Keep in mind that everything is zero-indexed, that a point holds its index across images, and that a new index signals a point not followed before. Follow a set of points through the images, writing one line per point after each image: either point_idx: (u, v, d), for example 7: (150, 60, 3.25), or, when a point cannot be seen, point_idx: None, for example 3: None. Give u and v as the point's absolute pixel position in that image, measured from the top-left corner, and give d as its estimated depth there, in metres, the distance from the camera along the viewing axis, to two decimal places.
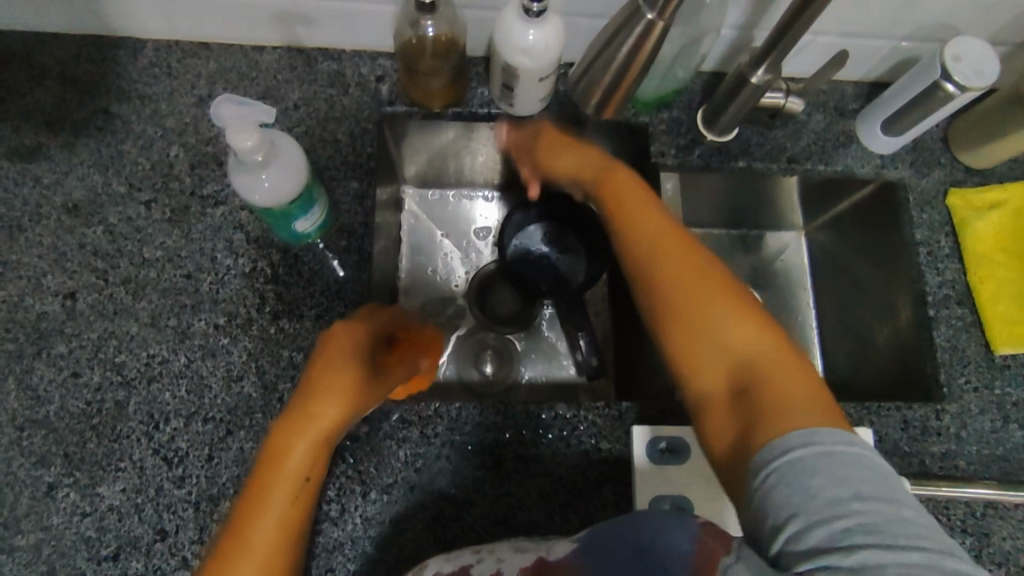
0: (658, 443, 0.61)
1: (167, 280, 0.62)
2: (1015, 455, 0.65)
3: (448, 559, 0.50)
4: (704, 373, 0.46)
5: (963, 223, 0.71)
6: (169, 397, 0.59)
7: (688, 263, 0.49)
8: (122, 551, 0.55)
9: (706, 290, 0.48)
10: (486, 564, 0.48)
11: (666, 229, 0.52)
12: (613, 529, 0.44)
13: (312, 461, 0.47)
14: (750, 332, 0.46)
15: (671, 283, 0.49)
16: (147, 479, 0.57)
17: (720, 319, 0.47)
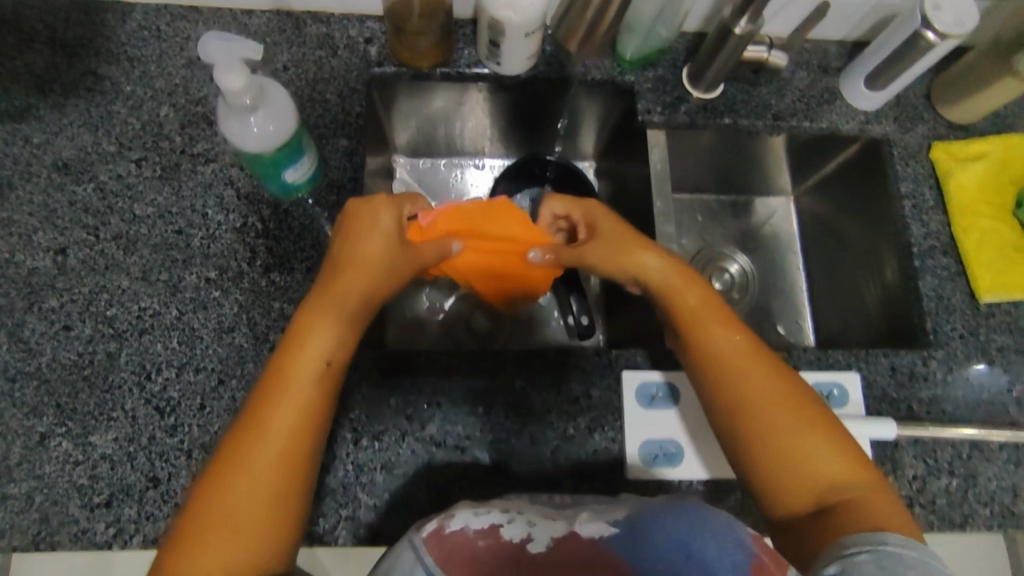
0: (650, 389, 0.62)
1: (158, 236, 0.63)
2: (999, 399, 0.67)
3: (474, 515, 0.41)
4: (785, 483, 0.51)
5: (947, 176, 0.72)
6: (161, 348, 0.60)
7: (756, 367, 0.54)
8: (115, 498, 0.56)
9: (796, 428, 0.52)
10: (518, 527, 0.40)
11: (726, 330, 0.56)
12: (650, 521, 0.39)
13: (327, 351, 0.48)
14: (839, 464, 0.51)
15: (763, 434, 0.52)
16: (139, 428, 0.58)
17: (812, 446, 0.51)
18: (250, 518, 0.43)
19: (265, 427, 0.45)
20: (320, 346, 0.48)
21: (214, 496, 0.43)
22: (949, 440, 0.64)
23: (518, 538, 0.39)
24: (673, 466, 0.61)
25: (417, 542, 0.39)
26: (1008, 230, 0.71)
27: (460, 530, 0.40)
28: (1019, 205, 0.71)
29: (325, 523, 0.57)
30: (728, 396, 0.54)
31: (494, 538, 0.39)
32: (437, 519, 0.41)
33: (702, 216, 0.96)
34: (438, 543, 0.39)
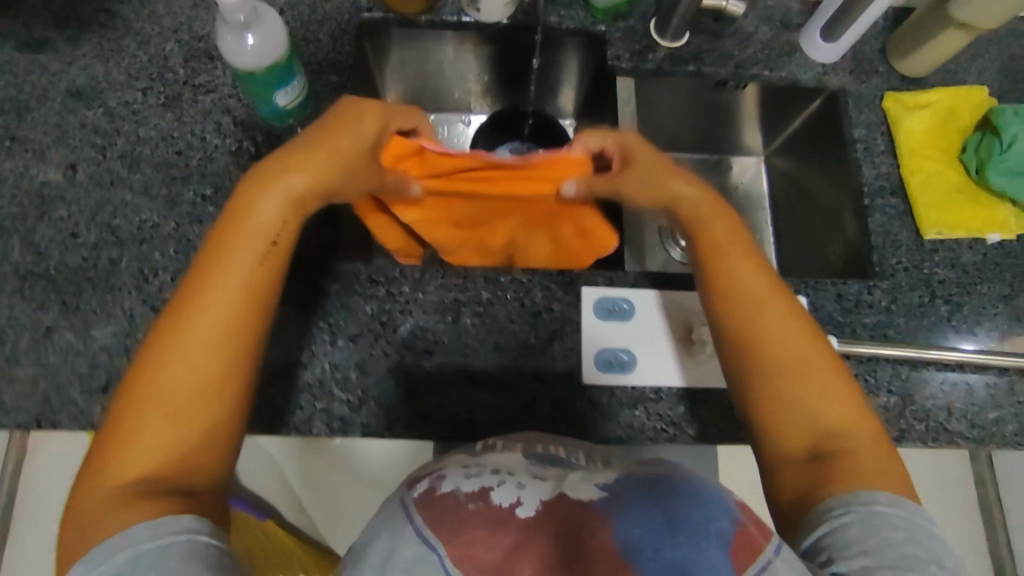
0: (604, 302, 0.67)
1: (160, 156, 0.68)
2: (938, 326, 0.72)
3: (465, 477, 0.40)
4: (783, 422, 0.51)
5: (896, 122, 0.77)
6: (159, 256, 0.65)
7: (778, 311, 0.54)
8: (112, 385, 0.61)
9: (812, 367, 0.52)
10: (506, 490, 0.39)
11: (757, 271, 0.56)
12: (645, 495, 0.37)
13: (244, 266, 0.49)
14: (842, 416, 0.51)
15: (775, 365, 0.52)
16: (136, 324, 0.63)
17: (820, 393, 0.51)
18: (167, 432, 0.44)
19: (192, 338, 0.46)
20: (242, 258, 0.49)
21: (147, 401, 0.45)
22: (888, 361, 0.69)
23: (507, 502, 0.38)
24: (625, 372, 0.66)
25: (410, 501, 0.39)
26: (951, 173, 0.76)
27: (451, 492, 0.39)
28: (964, 150, 0.76)
29: (302, 413, 0.62)
30: (744, 321, 0.54)
31: (484, 501, 0.38)
32: (430, 480, 0.41)
33: None
34: (430, 504, 0.39)
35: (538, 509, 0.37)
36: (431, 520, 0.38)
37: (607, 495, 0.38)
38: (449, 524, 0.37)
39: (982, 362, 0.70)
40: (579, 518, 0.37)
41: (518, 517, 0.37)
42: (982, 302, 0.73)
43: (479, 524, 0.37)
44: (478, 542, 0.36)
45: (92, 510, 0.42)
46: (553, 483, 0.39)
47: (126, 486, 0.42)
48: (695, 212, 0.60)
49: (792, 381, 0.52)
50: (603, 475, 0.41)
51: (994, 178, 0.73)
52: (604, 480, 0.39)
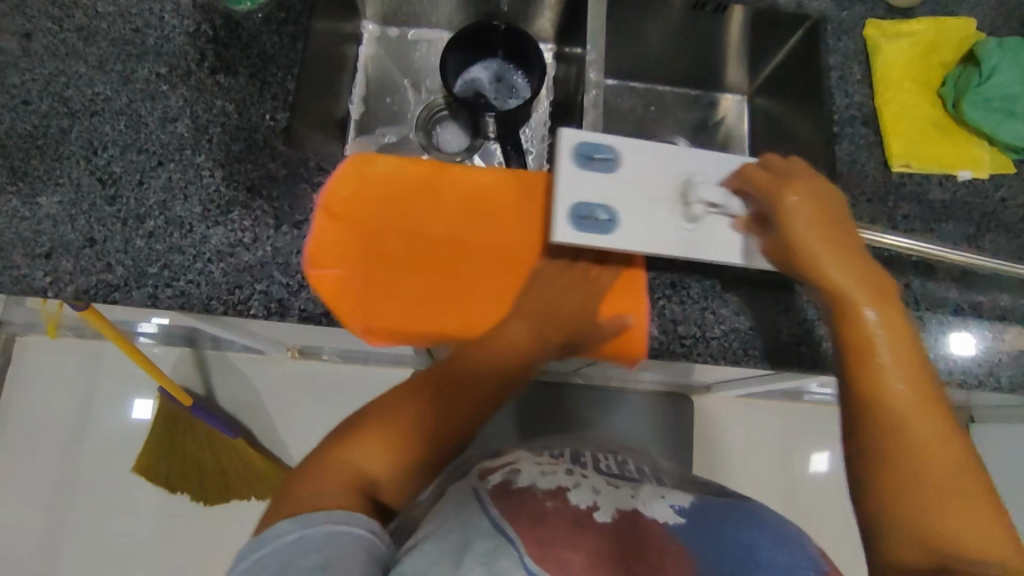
0: (586, 150, 0.58)
1: (116, 32, 0.68)
2: (897, 260, 0.70)
3: (540, 476, 0.60)
4: (908, 522, 0.50)
5: (875, 50, 0.76)
6: (110, 130, 0.65)
7: (931, 424, 0.51)
8: (55, 251, 0.61)
9: (945, 469, 0.50)
10: (582, 494, 0.57)
11: (899, 359, 0.52)
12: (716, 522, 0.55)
13: (461, 362, 0.65)
14: (968, 519, 0.49)
15: (899, 461, 0.51)
16: (83, 195, 0.63)
17: (946, 495, 0.50)
18: (365, 457, 0.61)
19: (409, 399, 0.65)
20: (498, 359, 0.63)
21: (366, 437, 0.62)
22: None
23: (584, 503, 0.56)
24: (603, 233, 0.57)
25: (486, 493, 0.57)
26: (927, 106, 0.75)
27: (527, 486, 0.58)
28: (944, 84, 0.75)
29: (240, 294, 0.62)
30: (874, 406, 0.52)
31: (559, 500, 0.56)
32: (504, 475, 0.60)
33: (655, 106, 1.01)
34: (505, 497, 0.56)
35: (613, 516, 0.54)
36: (505, 510, 0.54)
37: (686, 520, 0.55)
38: (525, 519, 0.53)
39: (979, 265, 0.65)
40: (659, 533, 0.53)
41: (596, 521, 0.54)
42: (946, 239, 0.71)
43: (565, 519, 0.53)
44: (556, 539, 0.51)
45: (310, 488, 0.56)
46: (629, 493, 0.58)
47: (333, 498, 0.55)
48: (848, 317, 0.53)
49: (914, 488, 0.50)
50: (675, 496, 0.60)
51: (970, 110, 0.72)
52: (679, 505, 0.58)
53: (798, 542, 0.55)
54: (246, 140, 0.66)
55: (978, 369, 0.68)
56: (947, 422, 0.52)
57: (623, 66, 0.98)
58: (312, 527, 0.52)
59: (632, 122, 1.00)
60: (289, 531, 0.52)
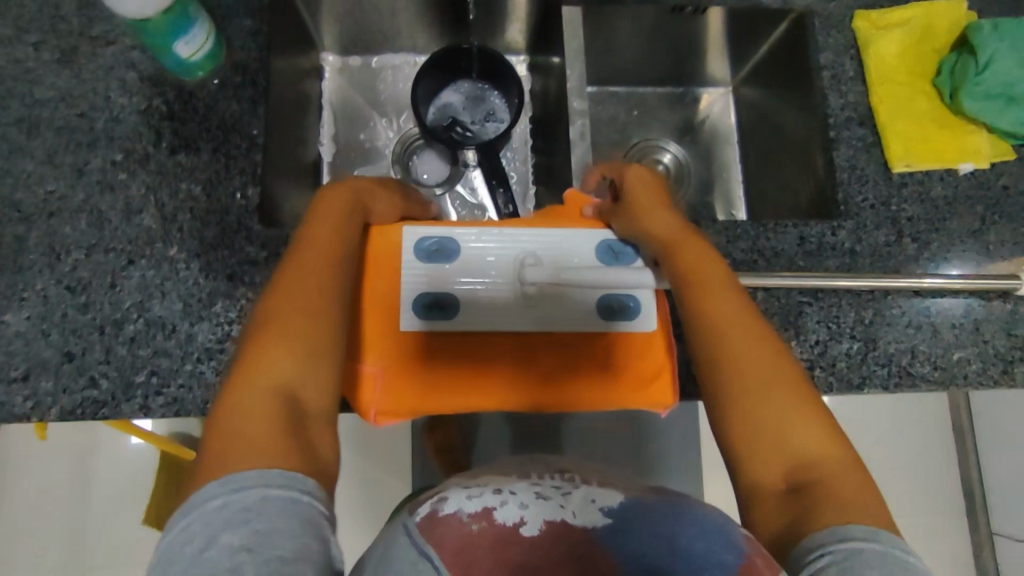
0: (425, 243, 0.63)
1: (61, 119, 0.62)
2: (905, 266, 0.69)
3: (467, 498, 0.42)
4: (763, 448, 0.44)
5: (867, 44, 0.72)
6: (70, 231, 0.60)
7: (745, 332, 0.48)
8: (32, 372, 0.58)
9: (763, 373, 0.46)
10: (509, 510, 0.41)
11: (725, 290, 0.50)
12: (652, 516, 0.40)
13: (321, 257, 0.47)
14: (811, 439, 0.44)
15: (742, 386, 0.46)
16: (51, 306, 0.59)
17: (787, 409, 0.45)
18: (240, 422, 0.38)
19: (278, 309, 0.43)
20: (315, 261, 0.46)
21: (270, 340, 0.42)
22: (850, 306, 0.67)
23: (510, 522, 0.40)
24: (444, 315, 0.62)
25: (411, 525, 0.40)
26: (923, 99, 0.72)
27: (454, 513, 0.41)
28: (940, 73, 0.73)
29: None
30: (708, 338, 0.48)
31: (487, 520, 0.40)
32: (431, 505, 0.42)
33: (637, 109, 0.97)
34: (431, 528, 0.40)
35: (541, 529, 0.40)
36: (429, 534, 0.39)
37: (613, 521, 0.40)
38: (453, 548, 0.38)
39: (935, 288, 0.67)
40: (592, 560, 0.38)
41: (523, 537, 0.40)
42: (950, 238, 0.70)
43: (489, 551, 0.39)
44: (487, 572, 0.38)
45: (241, 447, 0.37)
46: (556, 501, 0.41)
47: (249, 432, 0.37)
48: (687, 265, 0.53)
49: (766, 412, 0.45)
50: (612, 492, 0.43)
51: (968, 103, 0.69)
52: (609, 504, 0.41)
53: (725, 533, 0.40)
54: (218, 224, 0.61)
55: (993, 368, 0.68)
56: (751, 331, 0.48)
57: (600, 70, 0.93)
58: (247, 490, 0.34)
59: (615, 130, 0.97)
60: (214, 495, 0.34)
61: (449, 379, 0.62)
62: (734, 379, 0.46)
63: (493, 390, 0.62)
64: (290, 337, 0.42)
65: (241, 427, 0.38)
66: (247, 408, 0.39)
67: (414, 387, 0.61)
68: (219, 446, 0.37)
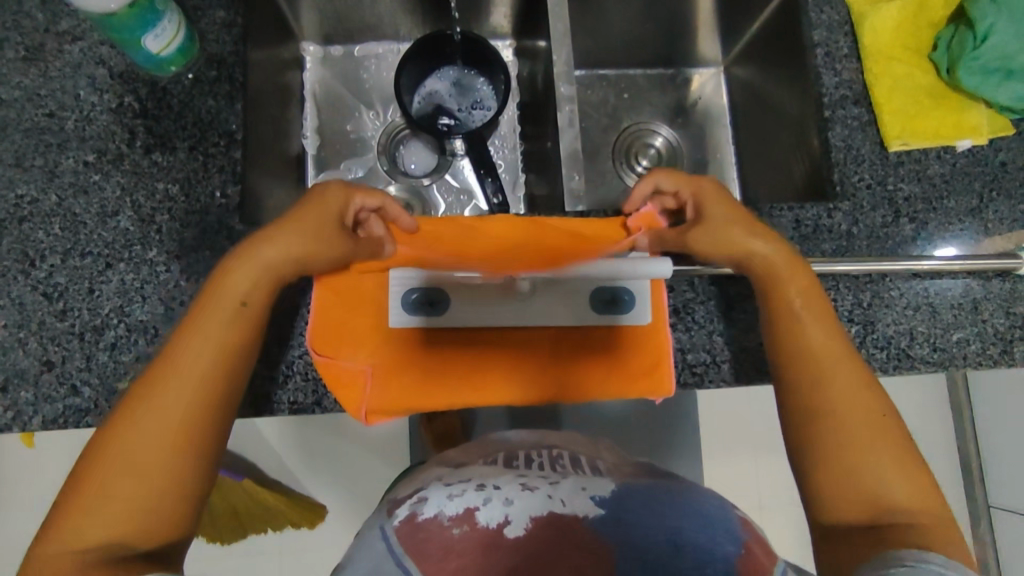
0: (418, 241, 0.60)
1: (28, 120, 0.60)
2: (903, 247, 0.67)
3: (447, 500, 0.49)
4: (847, 483, 0.47)
5: (862, 20, 0.70)
6: (43, 236, 0.58)
7: (849, 374, 0.49)
8: (11, 382, 0.56)
9: (855, 413, 0.48)
10: (491, 509, 0.47)
11: (824, 330, 0.52)
12: (639, 504, 0.46)
13: (206, 359, 0.46)
14: (897, 483, 0.46)
15: (833, 421, 0.48)
16: (28, 314, 0.57)
17: (875, 450, 0.47)
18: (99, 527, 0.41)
19: (153, 410, 0.44)
20: (202, 355, 0.46)
21: (133, 436, 0.43)
22: (848, 289, 0.66)
23: (494, 522, 0.46)
24: (436, 312, 0.60)
25: (390, 532, 0.46)
26: (920, 74, 0.71)
27: (434, 518, 0.47)
28: (936, 48, 0.71)
29: None
30: (805, 372, 0.50)
31: (468, 523, 0.46)
32: (411, 507, 0.49)
33: (627, 91, 0.95)
34: (412, 533, 0.46)
35: (526, 527, 0.45)
36: (409, 540, 0.45)
37: (606, 511, 0.46)
38: (433, 554, 0.44)
39: (933, 269, 0.66)
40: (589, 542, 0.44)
41: (507, 537, 0.45)
42: (948, 217, 0.68)
43: (471, 546, 0.45)
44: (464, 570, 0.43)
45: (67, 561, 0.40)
46: (545, 494, 0.48)
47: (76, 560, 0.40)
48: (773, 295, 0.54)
49: (853, 449, 0.47)
50: (597, 484, 0.50)
51: (965, 77, 0.68)
52: (598, 493, 0.48)
53: (726, 521, 0.45)
54: (198, 224, 0.60)
55: (992, 348, 0.67)
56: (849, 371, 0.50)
57: (589, 53, 0.91)
58: None
59: (606, 113, 0.94)
60: None
61: (439, 379, 0.61)
62: (824, 414, 0.49)
63: (491, 384, 0.61)
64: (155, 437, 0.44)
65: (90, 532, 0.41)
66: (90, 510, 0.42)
67: (408, 388, 0.60)
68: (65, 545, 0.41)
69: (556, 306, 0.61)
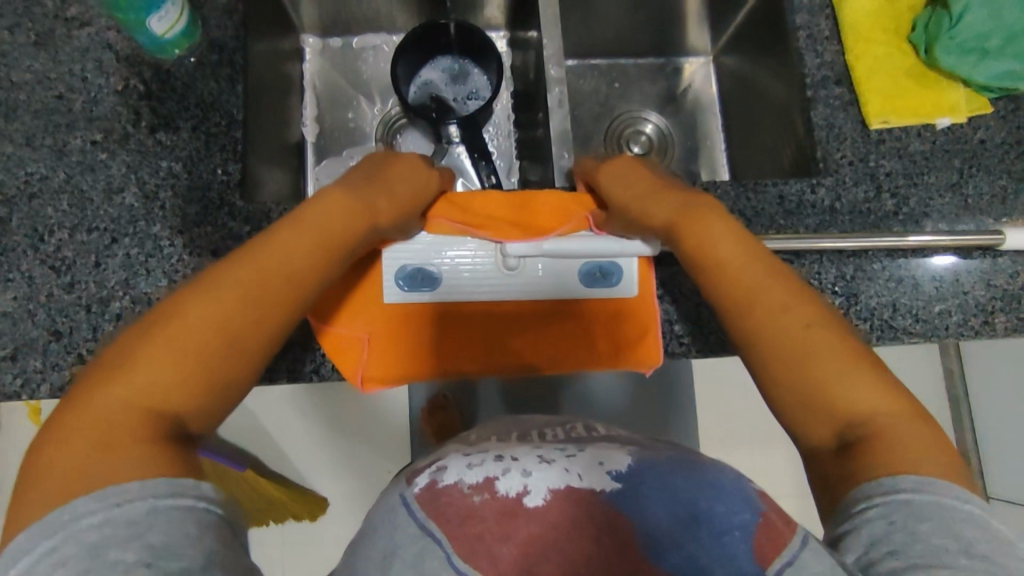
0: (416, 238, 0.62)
1: (38, 101, 0.63)
2: (885, 221, 0.69)
3: (467, 469, 0.46)
4: (808, 408, 0.44)
5: (842, 4, 0.73)
6: (52, 212, 0.61)
7: (781, 294, 0.46)
8: (20, 351, 0.59)
9: (799, 336, 0.44)
10: (511, 479, 0.44)
11: (748, 253, 0.48)
12: (655, 479, 0.43)
13: (267, 261, 0.43)
14: (867, 399, 0.43)
15: (783, 349, 0.44)
16: (37, 286, 0.59)
17: (835, 368, 0.43)
18: (121, 420, 0.37)
19: (194, 304, 0.40)
20: (259, 258, 0.43)
21: (175, 326, 0.40)
22: (832, 262, 0.68)
23: (514, 490, 0.43)
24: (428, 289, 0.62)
25: (412, 497, 0.44)
26: (899, 55, 0.73)
27: (455, 485, 0.45)
28: (914, 30, 0.74)
29: None
30: (740, 303, 0.47)
31: (489, 492, 0.43)
32: (431, 475, 0.47)
33: (618, 81, 0.98)
34: (433, 499, 0.43)
35: (546, 497, 0.42)
36: (432, 506, 0.43)
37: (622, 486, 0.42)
38: (455, 518, 0.41)
39: (921, 247, 0.67)
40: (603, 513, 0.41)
41: (528, 507, 0.42)
42: (928, 192, 0.70)
43: (491, 513, 0.41)
44: (487, 534, 0.40)
45: (93, 455, 0.35)
46: (562, 467, 0.44)
47: (123, 413, 0.37)
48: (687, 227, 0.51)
49: (808, 375, 0.44)
50: (615, 456, 0.46)
51: (942, 57, 0.70)
52: (618, 468, 0.44)
53: (739, 490, 0.42)
54: (201, 200, 0.62)
55: (973, 319, 0.68)
56: (788, 292, 0.46)
57: (580, 43, 0.93)
58: (129, 505, 0.34)
59: (598, 102, 0.97)
60: (91, 512, 0.33)
61: (436, 351, 0.63)
62: (766, 344, 0.45)
63: (493, 357, 0.64)
64: (201, 331, 0.40)
65: (121, 425, 0.37)
66: (123, 405, 0.37)
67: (407, 359, 0.63)
68: (86, 439, 0.36)
69: (548, 277, 0.63)
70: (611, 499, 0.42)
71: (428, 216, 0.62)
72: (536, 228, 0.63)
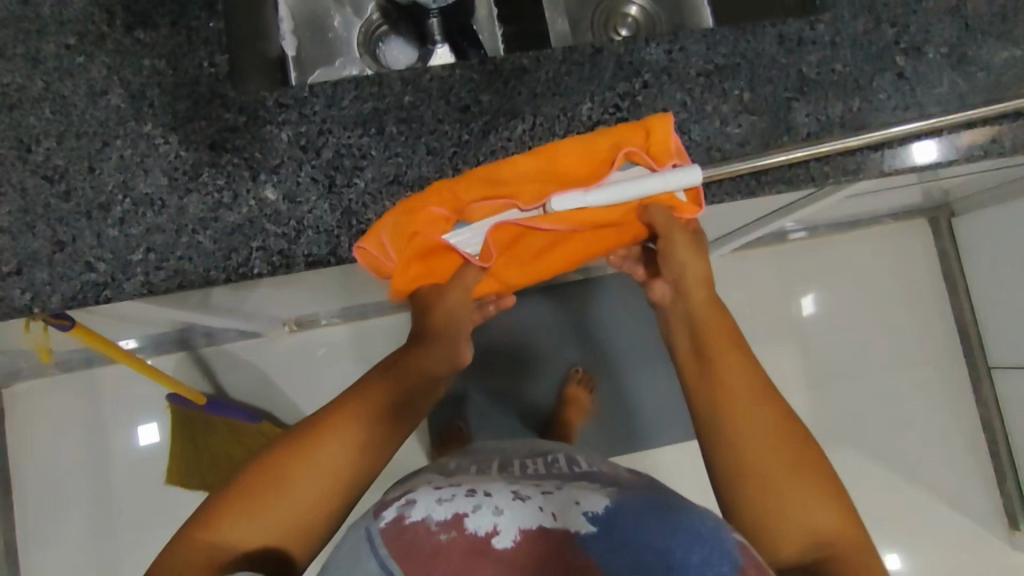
0: (403, 99, 0.61)
1: (4, 10, 0.60)
2: (887, 52, 0.68)
3: (437, 505, 0.54)
4: (773, 520, 0.54)
5: None
6: (36, 121, 0.58)
7: (749, 404, 0.58)
8: (25, 266, 0.57)
9: (766, 439, 0.56)
10: (481, 517, 0.52)
11: (739, 369, 0.60)
12: (631, 524, 0.51)
13: (348, 441, 0.58)
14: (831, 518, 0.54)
15: (760, 458, 0.56)
16: (32, 197, 0.57)
17: (801, 484, 0.55)
18: (273, 511, 0.55)
19: (326, 437, 0.58)
20: (351, 431, 0.59)
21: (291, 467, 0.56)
22: (839, 99, 0.67)
23: (483, 529, 0.51)
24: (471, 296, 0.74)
25: (378, 532, 0.53)
26: None
27: (420, 522, 0.52)
28: None
29: (238, 257, 0.58)
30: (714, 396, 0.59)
31: (456, 530, 0.51)
32: (398, 510, 0.55)
33: None
34: (398, 535, 0.52)
35: (513, 539, 0.50)
36: (397, 542, 0.51)
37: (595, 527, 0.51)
38: (420, 556, 0.49)
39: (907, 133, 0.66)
40: (578, 549, 0.49)
41: (496, 545, 0.50)
42: (928, 18, 0.69)
43: (456, 552, 0.49)
44: (450, 574, 0.48)
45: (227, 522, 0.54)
46: (534, 505, 0.53)
47: (265, 519, 0.55)
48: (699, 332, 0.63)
49: (774, 483, 0.55)
50: (589, 499, 0.55)
51: None
52: (593, 509, 0.53)
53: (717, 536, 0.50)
54: (191, 93, 0.59)
55: (980, 140, 0.68)
56: (770, 409, 0.58)
57: None
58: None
59: None
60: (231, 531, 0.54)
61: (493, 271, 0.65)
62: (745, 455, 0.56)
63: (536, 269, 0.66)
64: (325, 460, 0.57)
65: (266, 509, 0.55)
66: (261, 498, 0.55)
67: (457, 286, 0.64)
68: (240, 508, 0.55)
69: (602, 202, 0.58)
70: (584, 540, 0.50)
71: (466, 204, 0.59)
72: (574, 181, 0.59)
